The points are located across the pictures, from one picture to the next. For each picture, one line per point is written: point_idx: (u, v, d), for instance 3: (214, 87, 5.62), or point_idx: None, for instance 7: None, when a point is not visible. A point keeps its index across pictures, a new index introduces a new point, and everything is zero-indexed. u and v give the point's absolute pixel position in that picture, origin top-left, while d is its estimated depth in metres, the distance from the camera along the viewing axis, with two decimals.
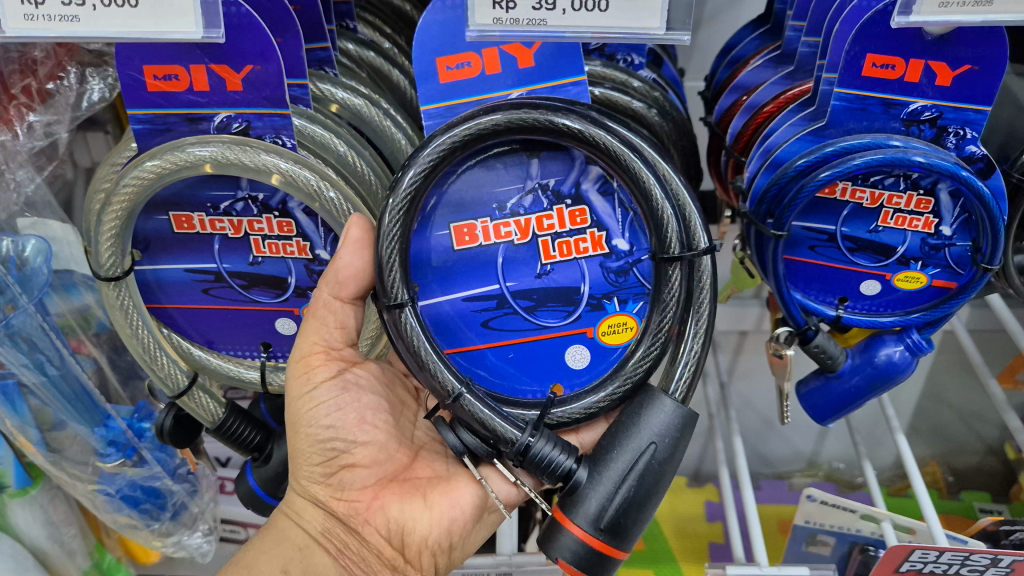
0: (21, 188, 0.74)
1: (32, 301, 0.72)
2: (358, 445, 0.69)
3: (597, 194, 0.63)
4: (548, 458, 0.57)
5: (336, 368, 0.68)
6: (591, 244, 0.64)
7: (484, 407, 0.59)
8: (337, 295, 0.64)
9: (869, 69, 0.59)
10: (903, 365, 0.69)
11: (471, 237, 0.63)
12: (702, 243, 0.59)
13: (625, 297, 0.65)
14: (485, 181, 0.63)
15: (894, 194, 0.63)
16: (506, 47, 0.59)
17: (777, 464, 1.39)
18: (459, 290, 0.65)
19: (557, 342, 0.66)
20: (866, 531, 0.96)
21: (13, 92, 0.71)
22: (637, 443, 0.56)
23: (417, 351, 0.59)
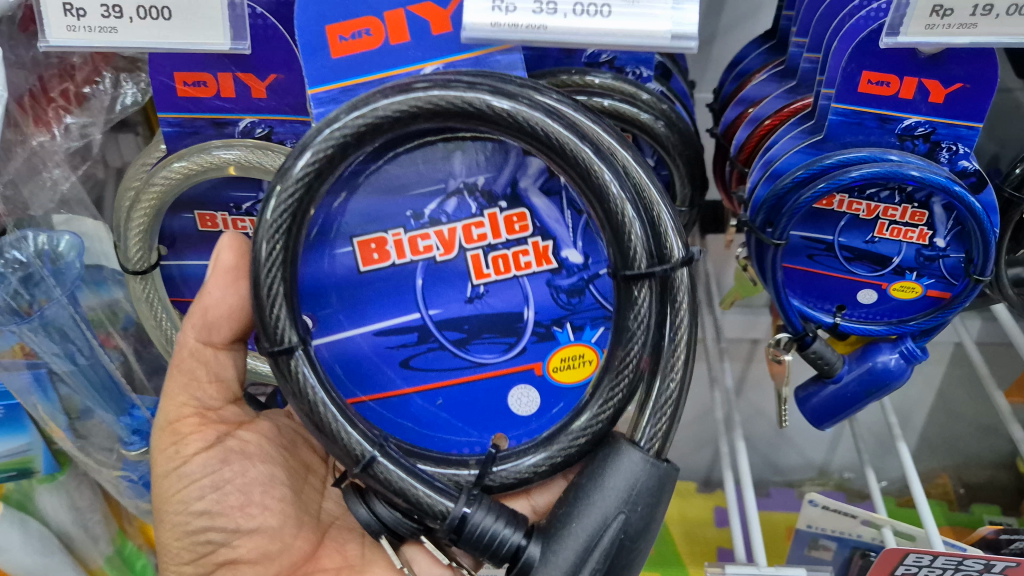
0: (57, 187, 0.78)
1: (64, 293, 0.75)
2: (240, 534, 0.68)
3: (538, 193, 0.63)
4: (488, 531, 0.54)
5: (211, 438, 0.68)
6: (535, 257, 0.63)
7: (403, 475, 0.56)
8: (206, 340, 0.67)
9: (864, 85, 0.62)
10: (898, 372, 0.71)
11: (380, 254, 0.63)
12: (676, 253, 0.57)
13: (579, 323, 0.65)
14: (398, 199, 0.62)
15: (889, 206, 0.66)
16: (413, 10, 0.57)
17: (787, 472, 1.40)
18: (370, 324, 0.65)
19: (491, 378, 0.66)
20: (866, 537, 0.97)
21: (52, 95, 0.75)
22: (604, 512, 0.53)
23: (315, 409, 0.57)
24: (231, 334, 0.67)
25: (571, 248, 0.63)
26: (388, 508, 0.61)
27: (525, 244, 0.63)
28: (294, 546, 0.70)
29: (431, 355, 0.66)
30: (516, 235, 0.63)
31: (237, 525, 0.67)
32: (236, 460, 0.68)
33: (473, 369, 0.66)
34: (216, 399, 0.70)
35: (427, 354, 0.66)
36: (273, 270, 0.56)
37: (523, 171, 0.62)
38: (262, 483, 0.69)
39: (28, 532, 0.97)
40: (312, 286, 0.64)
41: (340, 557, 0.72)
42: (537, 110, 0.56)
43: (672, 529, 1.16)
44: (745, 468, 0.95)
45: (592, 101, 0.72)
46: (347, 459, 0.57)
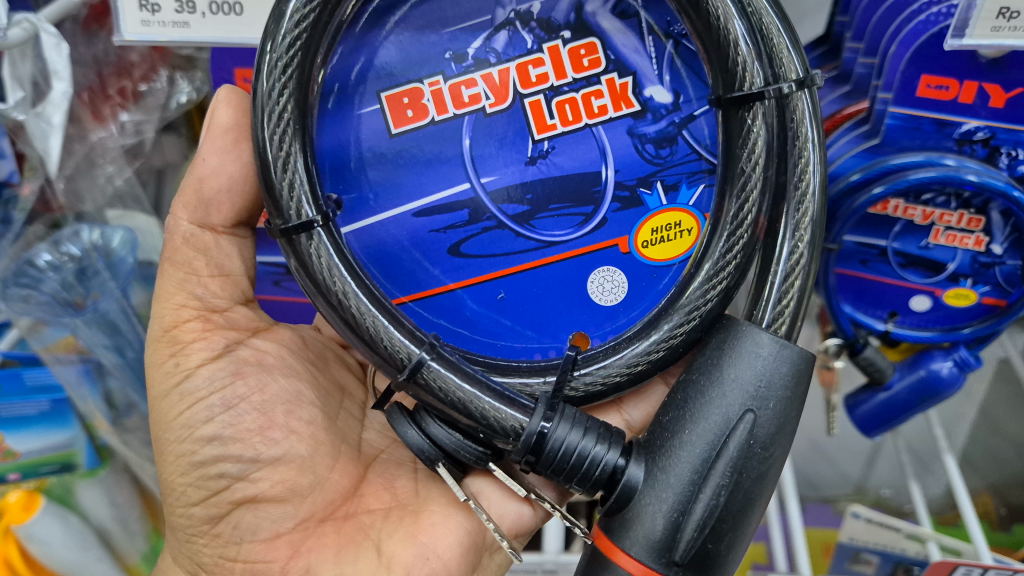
0: (108, 183, 0.78)
1: (118, 287, 0.78)
2: (261, 466, 0.64)
3: (610, 17, 0.61)
4: (573, 446, 0.53)
5: (219, 347, 0.66)
6: (609, 100, 0.62)
7: (456, 383, 0.55)
8: (205, 223, 0.65)
9: (923, 89, 0.61)
10: (950, 380, 0.70)
11: (412, 112, 0.62)
12: (795, 75, 0.57)
13: (671, 181, 0.65)
14: (436, 39, 0.60)
15: (945, 212, 0.65)
16: None
17: (823, 488, 1.38)
18: (409, 205, 0.64)
19: (567, 260, 0.67)
20: (911, 551, 0.96)
21: (109, 92, 0.75)
22: (729, 412, 0.53)
23: (330, 278, 0.56)
24: (230, 215, 0.65)
25: (655, 85, 0.63)
26: (443, 428, 0.59)
27: (597, 84, 0.62)
28: (328, 481, 0.67)
29: (486, 238, 0.66)
30: (585, 73, 0.61)
31: (256, 454, 0.64)
32: (249, 374, 0.65)
33: (543, 249, 0.66)
34: (221, 298, 0.67)
35: (481, 236, 0.65)
36: (280, 123, 0.55)
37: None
38: (283, 401, 0.66)
39: (68, 527, 0.98)
40: (334, 159, 0.63)
41: (387, 495, 0.70)
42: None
43: None
44: (790, 481, 0.95)
45: None
46: (395, 370, 0.56)
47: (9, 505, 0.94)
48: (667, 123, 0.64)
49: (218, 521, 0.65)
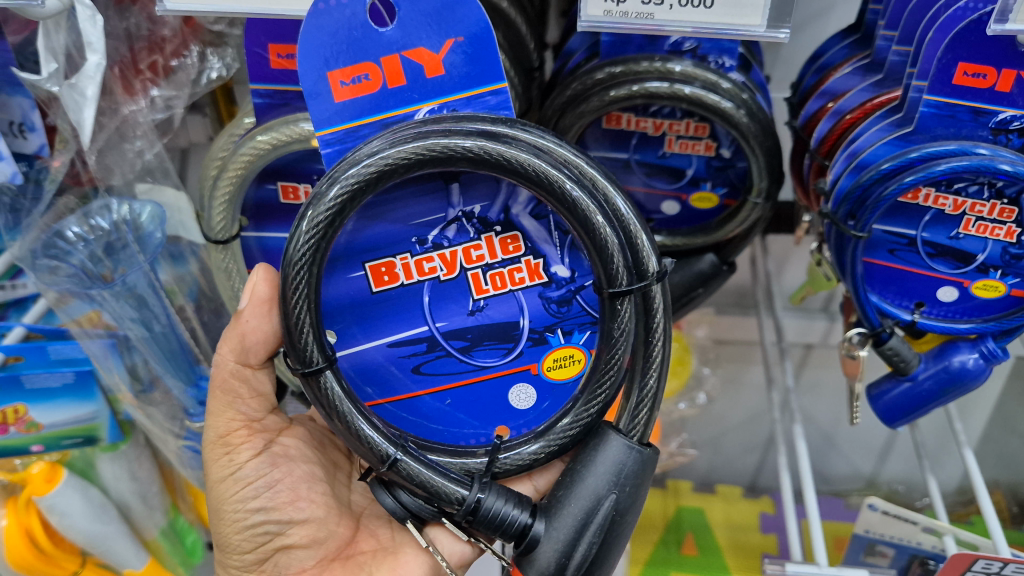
0: (138, 157, 0.79)
1: (147, 260, 0.77)
2: (294, 524, 0.69)
3: (529, 217, 0.63)
4: (501, 513, 0.57)
5: (261, 445, 0.69)
6: (527, 273, 0.64)
7: (425, 469, 0.59)
8: (244, 361, 0.67)
9: (960, 77, 0.61)
10: (977, 371, 0.70)
11: (390, 276, 0.63)
12: (651, 267, 0.59)
13: (568, 330, 0.66)
14: (399, 222, 0.62)
15: (977, 202, 0.64)
16: (406, 53, 0.57)
17: (835, 481, 1.36)
18: (383, 336, 0.65)
19: (489, 380, 0.67)
20: (926, 545, 0.96)
21: (140, 67, 0.76)
22: (595, 491, 0.57)
23: (347, 421, 0.59)
24: (266, 353, 0.67)
25: (560, 264, 0.64)
26: (409, 494, 0.62)
27: (518, 262, 0.63)
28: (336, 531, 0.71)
29: (438, 363, 0.66)
30: (510, 255, 0.63)
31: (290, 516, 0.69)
32: (282, 462, 0.70)
33: (476, 373, 0.67)
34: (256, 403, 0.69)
35: (434, 360, 0.66)
36: (300, 313, 0.57)
37: (516, 199, 0.62)
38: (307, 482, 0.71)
39: (88, 499, 0.98)
40: (334, 305, 0.64)
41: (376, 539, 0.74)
42: (473, 144, 0.56)
43: (720, 536, 1.14)
44: (805, 471, 0.96)
45: (675, 88, 0.72)
46: (377, 460, 0.59)
47: (31, 475, 0.95)
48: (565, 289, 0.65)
49: (262, 563, 0.70)
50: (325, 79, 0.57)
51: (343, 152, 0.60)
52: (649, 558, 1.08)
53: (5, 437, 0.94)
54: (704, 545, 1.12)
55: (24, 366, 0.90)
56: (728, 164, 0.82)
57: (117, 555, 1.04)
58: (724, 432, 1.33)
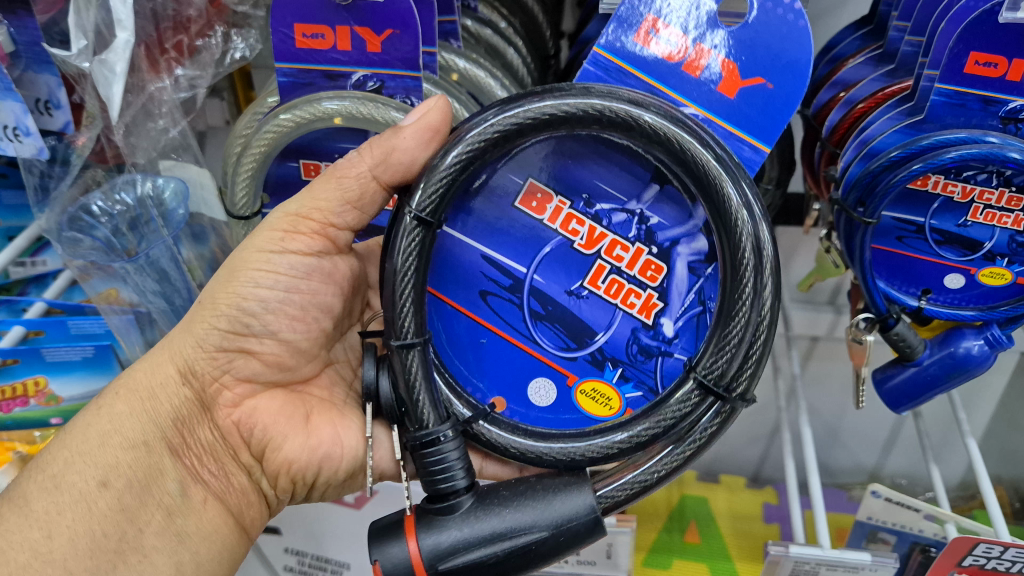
0: (162, 135, 0.80)
1: (171, 234, 0.78)
2: (275, 341, 0.70)
3: (685, 264, 0.64)
4: (445, 462, 0.58)
5: (313, 247, 0.69)
6: (639, 304, 0.65)
7: (420, 377, 0.59)
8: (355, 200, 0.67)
9: (971, 66, 0.62)
10: (981, 357, 0.71)
11: (535, 207, 0.65)
12: (744, 391, 0.60)
13: (627, 375, 0.68)
14: (585, 179, 0.64)
15: (985, 189, 0.66)
16: (722, 60, 0.60)
17: (837, 474, 1.40)
18: (481, 246, 0.66)
19: (534, 358, 0.68)
20: (928, 532, 0.97)
21: (166, 47, 0.77)
22: (534, 518, 0.57)
23: (395, 280, 0.59)
24: (399, 180, 0.65)
25: (670, 320, 0.66)
26: (389, 386, 0.65)
27: (642, 289, 0.65)
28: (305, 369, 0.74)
29: (504, 305, 0.67)
30: (641, 275, 0.65)
31: (284, 331, 0.70)
32: (315, 276, 0.70)
33: (524, 339, 0.68)
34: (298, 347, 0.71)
35: (504, 302, 0.67)
36: (437, 181, 0.59)
37: (689, 241, 0.64)
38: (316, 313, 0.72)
39: None
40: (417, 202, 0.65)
41: (330, 390, 0.77)
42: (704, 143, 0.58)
43: (722, 524, 1.16)
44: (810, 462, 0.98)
45: None
46: (393, 327, 0.60)
47: (51, 447, 0.97)
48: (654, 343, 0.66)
49: (222, 351, 0.70)
50: (642, 19, 0.61)
51: (602, 79, 0.63)
52: (652, 545, 1.11)
53: (25, 409, 0.96)
54: (704, 531, 1.14)
55: (47, 339, 0.93)
56: None
57: None
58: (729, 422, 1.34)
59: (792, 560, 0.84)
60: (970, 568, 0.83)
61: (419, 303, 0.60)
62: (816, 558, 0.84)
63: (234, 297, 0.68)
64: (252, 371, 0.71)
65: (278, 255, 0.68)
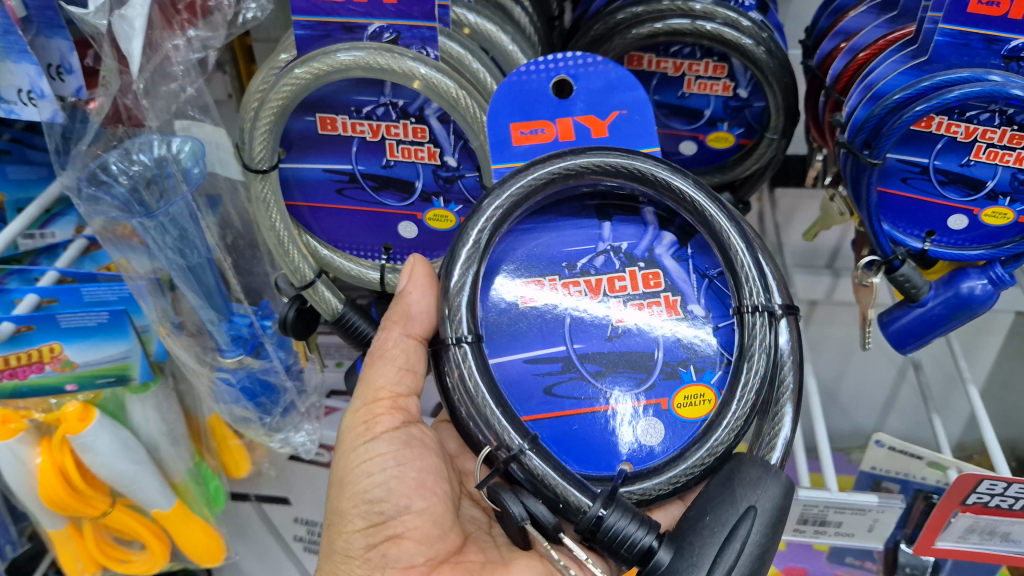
0: (177, 96, 0.81)
1: (189, 191, 0.80)
2: (407, 512, 0.68)
3: (671, 258, 0.73)
4: (625, 531, 0.57)
5: (398, 421, 0.72)
6: (666, 306, 0.72)
7: (549, 470, 0.61)
8: (407, 334, 0.74)
9: (975, 5, 0.64)
10: (985, 297, 0.74)
11: (539, 292, 0.72)
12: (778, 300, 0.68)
13: (701, 367, 0.71)
14: (557, 252, 0.73)
15: (988, 129, 0.67)
16: (580, 119, 0.71)
17: (836, 438, 1.43)
18: (519, 352, 0.71)
19: (622, 411, 0.70)
20: (931, 480, 0.99)
21: (179, 8, 0.78)
22: (738, 508, 0.58)
23: (479, 404, 0.63)
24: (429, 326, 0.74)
25: (695, 303, 0.72)
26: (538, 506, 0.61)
27: (656, 296, 0.72)
28: (449, 535, 0.70)
29: (568, 385, 0.70)
30: (652, 288, 0.72)
31: (409, 501, 0.68)
32: (416, 444, 0.72)
33: (606, 401, 0.70)
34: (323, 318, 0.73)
35: (565, 382, 0.70)
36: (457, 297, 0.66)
37: (659, 241, 0.74)
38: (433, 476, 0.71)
39: (119, 438, 1.00)
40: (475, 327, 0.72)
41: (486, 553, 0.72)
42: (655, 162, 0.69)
43: None
44: (817, 419, 1.01)
45: (697, 24, 0.76)
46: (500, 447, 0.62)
47: (68, 413, 0.97)
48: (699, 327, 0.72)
49: (370, 549, 0.69)
50: (505, 134, 0.70)
51: None
52: None
53: (41, 375, 0.95)
54: None
55: (61, 307, 0.92)
56: (745, 105, 0.85)
57: (148, 494, 1.06)
58: None
59: (801, 503, 0.86)
60: (974, 506, 0.85)
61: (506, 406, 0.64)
62: (824, 501, 0.87)
63: (360, 490, 0.70)
64: (406, 556, 0.67)
65: (376, 440, 0.71)
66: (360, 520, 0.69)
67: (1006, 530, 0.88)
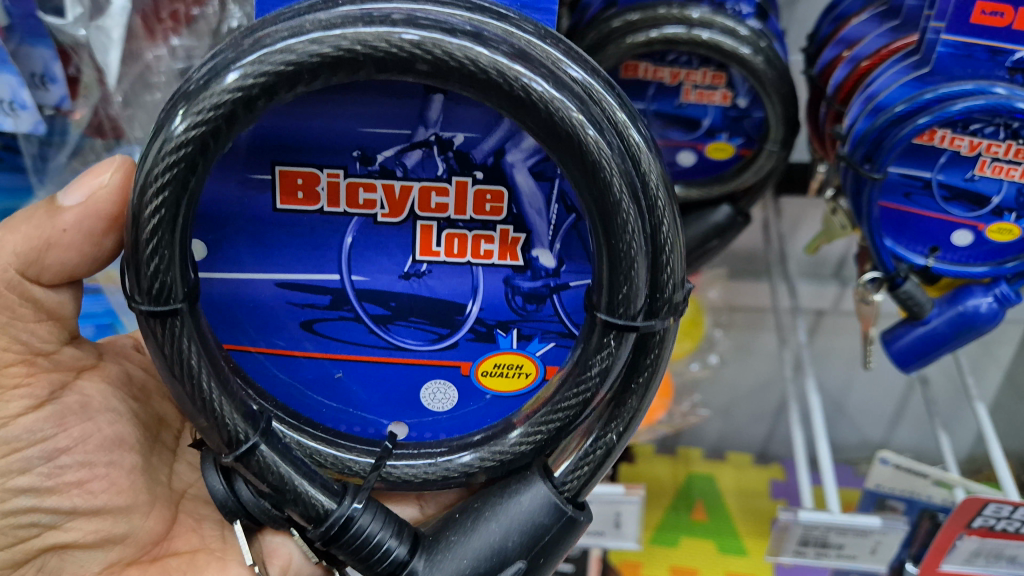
0: (159, 106, 0.79)
1: None
2: (75, 516, 0.60)
3: (527, 173, 0.56)
4: (370, 537, 0.53)
5: (43, 393, 0.59)
6: (495, 249, 0.59)
7: (285, 467, 0.53)
8: (26, 271, 0.57)
9: (978, 16, 0.62)
10: (989, 315, 0.72)
11: (302, 196, 0.57)
12: (672, 292, 0.54)
13: (528, 333, 0.62)
14: (348, 130, 0.55)
15: (993, 143, 0.65)
16: None
17: (844, 451, 1.38)
18: (273, 274, 0.60)
19: (412, 364, 0.64)
20: (937, 498, 0.94)
21: (163, 16, 0.76)
22: (500, 547, 0.53)
23: (190, 377, 0.52)
24: (59, 278, 0.58)
25: (545, 250, 0.59)
26: (250, 491, 0.58)
27: (491, 230, 0.58)
28: (146, 527, 0.63)
29: (341, 325, 0.62)
30: (484, 216, 0.58)
31: (72, 505, 0.59)
32: (73, 420, 0.60)
33: (390, 351, 0.63)
34: (48, 341, 0.60)
35: (337, 322, 0.62)
36: (153, 220, 0.49)
37: (516, 144, 0.56)
38: (107, 452, 0.61)
39: None
40: (215, 211, 0.57)
41: (196, 539, 0.66)
42: (516, 59, 0.49)
43: (729, 501, 1.16)
44: (819, 435, 0.98)
45: (693, 33, 0.73)
46: (224, 444, 0.53)
47: None
48: (543, 283, 0.60)
49: (20, 568, 0.59)
50: None
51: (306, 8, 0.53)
52: (659, 523, 1.11)
53: None
54: (713, 509, 1.14)
55: None
56: (744, 114, 0.83)
57: None
58: (738, 396, 1.30)
59: (802, 525, 0.84)
60: (979, 530, 0.83)
61: (221, 381, 0.54)
62: (826, 522, 0.84)
63: None
64: (74, 566, 0.61)
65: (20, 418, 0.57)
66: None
67: (1013, 553, 0.85)
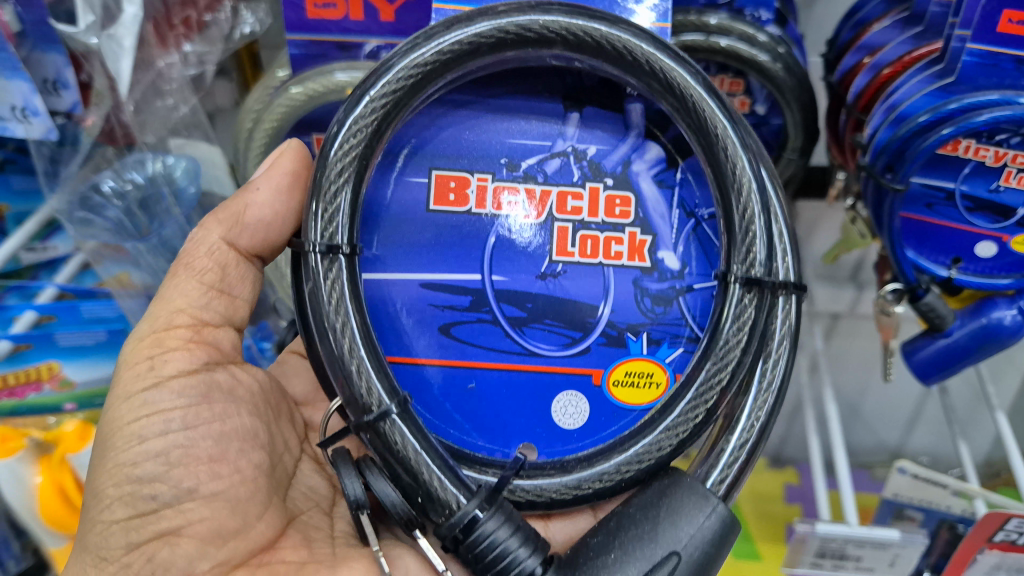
0: (171, 113, 0.80)
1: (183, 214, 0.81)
2: (192, 499, 0.56)
3: (652, 181, 0.68)
4: (497, 543, 0.52)
5: (198, 362, 0.61)
6: (626, 249, 0.67)
7: (415, 446, 0.54)
8: (230, 241, 0.66)
9: (1004, 25, 0.60)
10: (1013, 328, 0.70)
11: (452, 198, 0.66)
12: (786, 274, 0.60)
13: (656, 338, 0.68)
14: (497, 143, 0.67)
15: (1019, 153, 0.64)
16: None
17: (858, 454, 1.35)
18: (418, 274, 0.66)
19: (545, 374, 0.67)
20: (956, 509, 0.92)
21: (175, 23, 0.76)
22: (654, 555, 0.52)
23: (339, 361, 0.55)
24: (258, 244, 0.66)
25: (670, 251, 0.68)
26: (389, 486, 0.56)
27: (621, 232, 0.67)
28: (254, 529, 0.58)
29: (477, 328, 0.67)
30: (614, 218, 0.67)
31: (196, 483, 0.56)
32: (217, 399, 0.60)
33: (524, 357, 0.67)
34: (214, 313, 0.65)
35: (474, 325, 0.67)
36: (337, 176, 0.57)
37: (641, 155, 0.68)
38: (238, 437, 0.60)
39: None
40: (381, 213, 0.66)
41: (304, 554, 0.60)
42: (636, 36, 0.61)
43: (744, 506, 1.15)
44: (836, 441, 0.96)
45: (711, 41, 0.72)
46: (352, 409, 0.55)
47: None
48: (669, 285, 0.68)
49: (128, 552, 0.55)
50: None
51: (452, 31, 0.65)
52: None
53: (39, 395, 0.84)
54: None
55: (58, 325, 0.82)
56: (762, 121, 0.81)
57: None
58: None
59: (820, 538, 0.82)
60: (1001, 543, 0.81)
61: (376, 359, 0.56)
62: (844, 535, 0.82)
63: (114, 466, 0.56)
64: (184, 561, 0.54)
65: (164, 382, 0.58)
66: (117, 510, 0.55)
67: None
